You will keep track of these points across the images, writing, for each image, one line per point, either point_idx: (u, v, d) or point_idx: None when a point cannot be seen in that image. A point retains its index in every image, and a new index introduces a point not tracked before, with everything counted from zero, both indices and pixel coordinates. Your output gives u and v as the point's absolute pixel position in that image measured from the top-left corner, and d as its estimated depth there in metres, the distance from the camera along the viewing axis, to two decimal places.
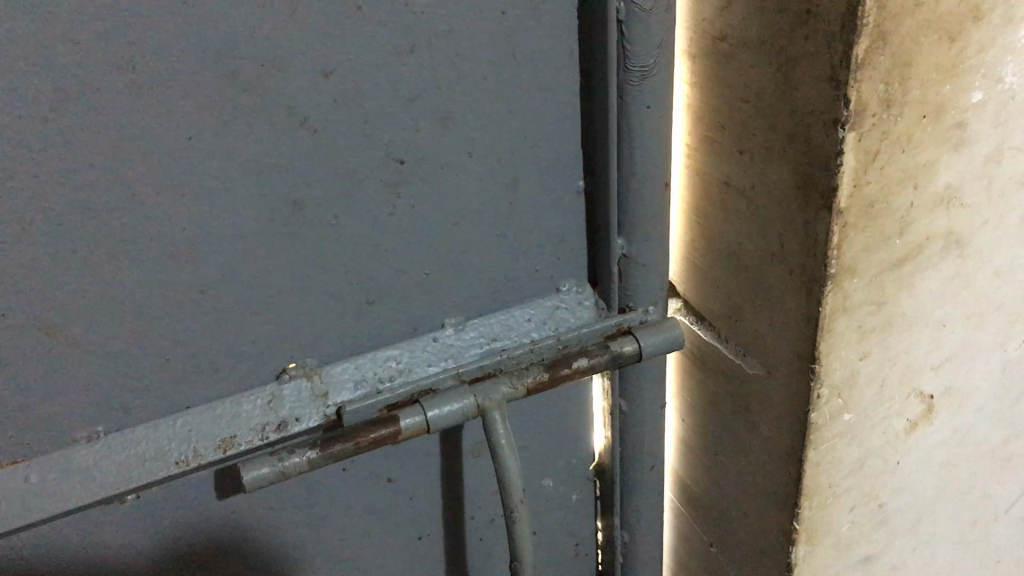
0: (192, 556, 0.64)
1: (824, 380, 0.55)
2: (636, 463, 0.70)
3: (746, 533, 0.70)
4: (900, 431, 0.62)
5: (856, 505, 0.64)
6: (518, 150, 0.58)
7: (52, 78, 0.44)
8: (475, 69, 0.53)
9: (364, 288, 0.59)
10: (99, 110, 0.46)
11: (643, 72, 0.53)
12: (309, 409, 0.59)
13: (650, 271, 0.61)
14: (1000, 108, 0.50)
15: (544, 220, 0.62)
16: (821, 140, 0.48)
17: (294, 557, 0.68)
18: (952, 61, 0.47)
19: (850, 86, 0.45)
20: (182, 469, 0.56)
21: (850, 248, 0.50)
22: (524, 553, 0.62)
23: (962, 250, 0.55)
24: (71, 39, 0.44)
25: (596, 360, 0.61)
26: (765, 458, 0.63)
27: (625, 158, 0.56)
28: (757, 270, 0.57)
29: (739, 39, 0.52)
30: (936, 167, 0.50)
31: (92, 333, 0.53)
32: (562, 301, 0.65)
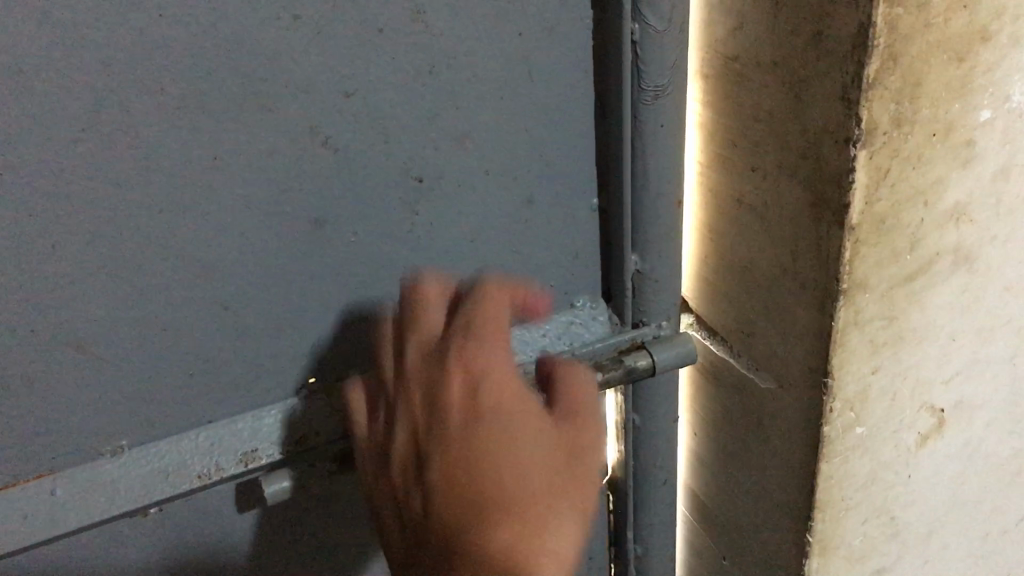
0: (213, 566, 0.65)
1: (836, 394, 0.56)
2: (649, 475, 0.71)
3: (758, 546, 0.70)
4: (911, 445, 0.63)
5: (868, 518, 0.64)
6: (534, 167, 0.59)
7: (83, 99, 0.46)
8: (491, 89, 0.55)
9: (382, 302, 0.60)
10: (127, 131, 0.47)
11: (656, 92, 0.54)
12: (326, 424, 0.60)
13: (662, 286, 0.62)
14: (1007, 127, 0.51)
15: (558, 236, 0.63)
16: (834, 158, 0.49)
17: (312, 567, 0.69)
18: (960, 81, 0.48)
19: (862, 105, 0.46)
20: (205, 483, 0.57)
21: (862, 264, 0.51)
22: None
23: (971, 265, 0.56)
24: (102, 62, 0.45)
25: (610, 373, 0.62)
26: (777, 470, 0.64)
27: (639, 176, 0.57)
28: (770, 286, 0.58)
29: (751, 59, 0.53)
30: (945, 184, 0.51)
31: (118, 349, 0.54)
32: (575, 315, 0.66)
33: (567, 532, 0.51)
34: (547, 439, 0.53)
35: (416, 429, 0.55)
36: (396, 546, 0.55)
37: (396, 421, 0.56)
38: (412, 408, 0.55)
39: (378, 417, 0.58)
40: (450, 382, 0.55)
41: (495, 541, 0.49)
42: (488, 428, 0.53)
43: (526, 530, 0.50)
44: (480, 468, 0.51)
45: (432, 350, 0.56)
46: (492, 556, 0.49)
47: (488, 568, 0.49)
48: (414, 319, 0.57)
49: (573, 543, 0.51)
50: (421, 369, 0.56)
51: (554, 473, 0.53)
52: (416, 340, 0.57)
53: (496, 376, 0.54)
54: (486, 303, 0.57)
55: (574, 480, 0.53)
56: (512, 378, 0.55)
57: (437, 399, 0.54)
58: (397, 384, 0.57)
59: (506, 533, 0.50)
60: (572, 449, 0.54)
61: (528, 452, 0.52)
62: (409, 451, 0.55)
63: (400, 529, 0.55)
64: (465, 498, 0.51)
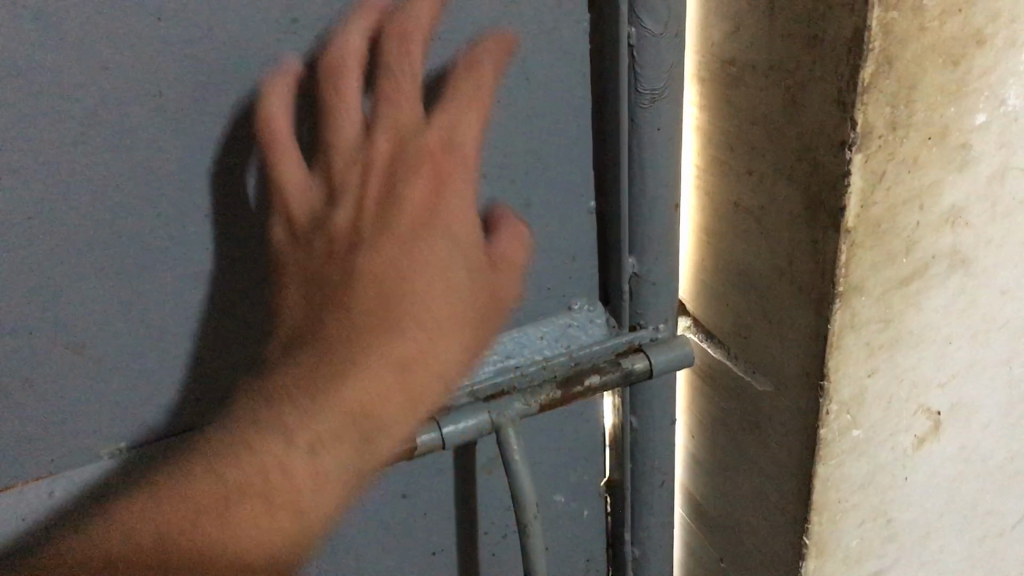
0: None
1: (832, 396, 0.56)
2: (647, 478, 0.71)
3: (756, 548, 0.70)
4: (908, 447, 0.63)
5: (865, 520, 0.64)
6: (531, 171, 0.59)
7: (82, 103, 0.46)
8: (489, 93, 0.55)
9: None
10: (126, 133, 0.48)
11: (653, 95, 0.54)
12: None
13: (660, 289, 0.63)
14: (1003, 131, 0.52)
15: (557, 239, 0.63)
16: (829, 162, 0.49)
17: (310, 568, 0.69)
18: (956, 84, 0.48)
19: (857, 109, 0.46)
20: None
21: (858, 267, 0.51)
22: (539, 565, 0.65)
23: (967, 268, 0.56)
24: (101, 66, 0.46)
25: (607, 377, 0.63)
26: (774, 473, 0.64)
27: (637, 179, 0.58)
28: (767, 289, 0.58)
29: (747, 63, 0.53)
30: (941, 187, 0.51)
31: (116, 351, 0.54)
32: (573, 317, 0.65)
33: (432, 399, 0.55)
34: (459, 302, 0.53)
35: (360, 204, 0.51)
36: (296, 304, 0.53)
37: (351, 167, 0.51)
38: (371, 172, 0.50)
39: (315, 180, 0.51)
40: (416, 171, 0.51)
41: (374, 358, 0.52)
42: (419, 244, 0.52)
43: (408, 359, 0.53)
44: (385, 302, 0.52)
45: (410, 146, 0.50)
46: (369, 379, 0.52)
47: (362, 385, 0.52)
48: (392, 73, 0.49)
49: (446, 373, 0.55)
50: (392, 151, 0.50)
51: (455, 321, 0.54)
52: (391, 119, 0.50)
53: (451, 208, 0.52)
54: (468, 104, 0.51)
55: (466, 351, 0.55)
56: (466, 215, 0.53)
57: (387, 180, 0.51)
58: (349, 147, 0.50)
59: (385, 357, 0.52)
60: (476, 324, 0.55)
61: (432, 309, 0.53)
62: (346, 227, 0.51)
63: (311, 271, 0.52)
64: (364, 317, 0.51)
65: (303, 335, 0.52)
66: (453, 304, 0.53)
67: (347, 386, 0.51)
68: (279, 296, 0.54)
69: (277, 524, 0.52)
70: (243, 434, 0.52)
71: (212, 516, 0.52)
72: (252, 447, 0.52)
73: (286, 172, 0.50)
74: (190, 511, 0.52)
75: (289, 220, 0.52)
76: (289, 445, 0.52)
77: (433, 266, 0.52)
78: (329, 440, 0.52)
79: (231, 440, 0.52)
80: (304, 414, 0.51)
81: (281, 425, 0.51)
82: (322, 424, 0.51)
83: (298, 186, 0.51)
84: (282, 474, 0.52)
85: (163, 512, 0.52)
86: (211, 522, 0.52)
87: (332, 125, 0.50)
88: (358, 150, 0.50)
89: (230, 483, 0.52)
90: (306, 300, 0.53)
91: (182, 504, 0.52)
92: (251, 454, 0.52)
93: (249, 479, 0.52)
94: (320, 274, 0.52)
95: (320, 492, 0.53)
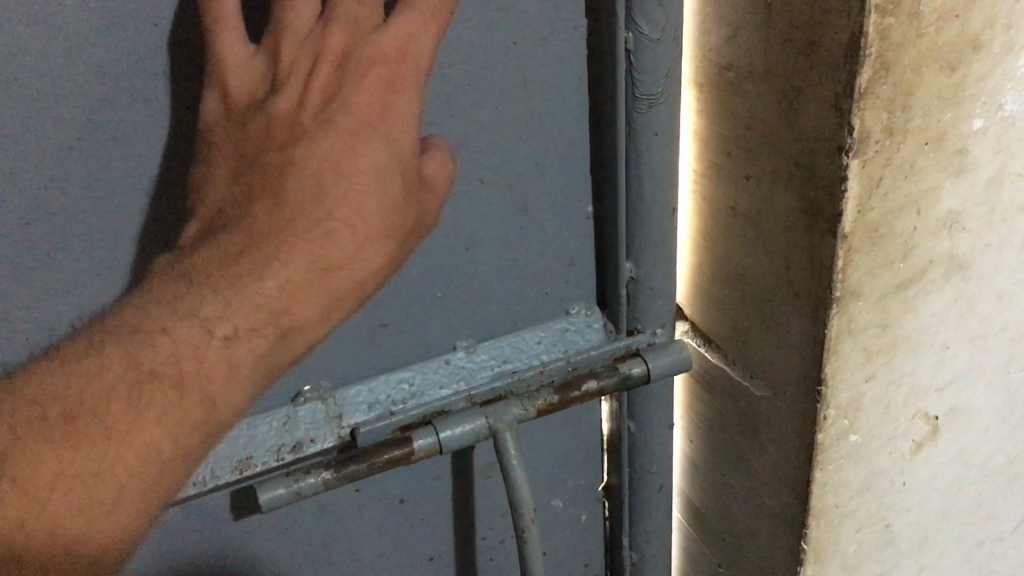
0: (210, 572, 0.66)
1: (830, 402, 0.56)
2: (645, 483, 0.71)
3: (755, 554, 0.70)
4: (906, 452, 0.63)
5: (863, 526, 0.64)
6: (529, 176, 0.59)
7: (78, 108, 0.48)
8: (485, 99, 0.55)
9: (378, 310, 0.60)
10: (121, 138, 0.49)
11: (650, 101, 0.54)
12: (324, 430, 0.60)
13: (658, 294, 0.62)
14: (1000, 136, 0.52)
15: (554, 244, 0.63)
16: (826, 167, 0.49)
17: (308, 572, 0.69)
18: (952, 90, 0.48)
19: (853, 114, 0.46)
20: (201, 489, 0.58)
21: (855, 272, 0.51)
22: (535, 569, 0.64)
23: (964, 273, 0.56)
24: (98, 73, 0.47)
25: (604, 381, 0.62)
26: (772, 478, 0.64)
27: (634, 184, 0.58)
28: (766, 294, 0.58)
29: (744, 68, 0.53)
30: (938, 193, 0.51)
31: None
32: (571, 322, 0.66)
33: (336, 307, 0.50)
34: (379, 212, 0.49)
35: (303, 95, 0.49)
36: (220, 181, 0.50)
37: (300, 52, 0.49)
38: (319, 63, 0.49)
39: (258, 58, 0.49)
40: (365, 74, 0.48)
41: (293, 255, 0.48)
42: (356, 149, 0.49)
43: (326, 261, 0.49)
44: (312, 198, 0.49)
45: (361, 49, 0.48)
46: (285, 276, 0.48)
47: (271, 280, 0.48)
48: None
49: (363, 278, 0.50)
50: (344, 47, 0.49)
51: (382, 231, 0.50)
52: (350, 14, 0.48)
53: (396, 118, 0.49)
54: (434, 13, 0.48)
55: (378, 250, 0.50)
56: (407, 132, 0.49)
57: (333, 77, 0.49)
58: (301, 37, 0.49)
59: (303, 254, 0.48)
60: (394, 233, 0.50)
61: (358, 215, 0.49)
62: (285, 116, 0.49)
63: (241, 156, 0.50)
64: (292, 212, 0.48)
65: (222, 222, 0.49)
66: (375, 210, 0.49)
67: (261, 278, 0.48)
68: (196, 172, 0.51)
69: (184, 411, 0.47)
70: (159, 314, 0.48)
71: (120, 397, 0.46)
72: (167, 328, 0.47)
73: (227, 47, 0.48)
74: (101, 388, 0.46)
75: (225, 97, 0.49)
76: (206, 332, 0.47)
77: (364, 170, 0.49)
78: (237, 326, 0.48)
79: (150, 316, 0.48)
80: (217, 301, 0.48)
81: (194, 312, 0.48)
82: (232, 316, 0.48)
83: (238, 66, 0.48)
84: (195, 359, 0.47)
85: (73, 384, 0.46)
86: (118, 403, 0.46)
87: (284, 4, 0.48)
88: (308, 40, 0.49)
89: (142, 367, 0.47)
90: (232, 176, 0.50)
91: (95, 381, 0.46)
92: (165, 335, 0.47)
93: (162, 361, 0.47)
94: (250, 162, 0.49)
95: (226, 384, 0.48)
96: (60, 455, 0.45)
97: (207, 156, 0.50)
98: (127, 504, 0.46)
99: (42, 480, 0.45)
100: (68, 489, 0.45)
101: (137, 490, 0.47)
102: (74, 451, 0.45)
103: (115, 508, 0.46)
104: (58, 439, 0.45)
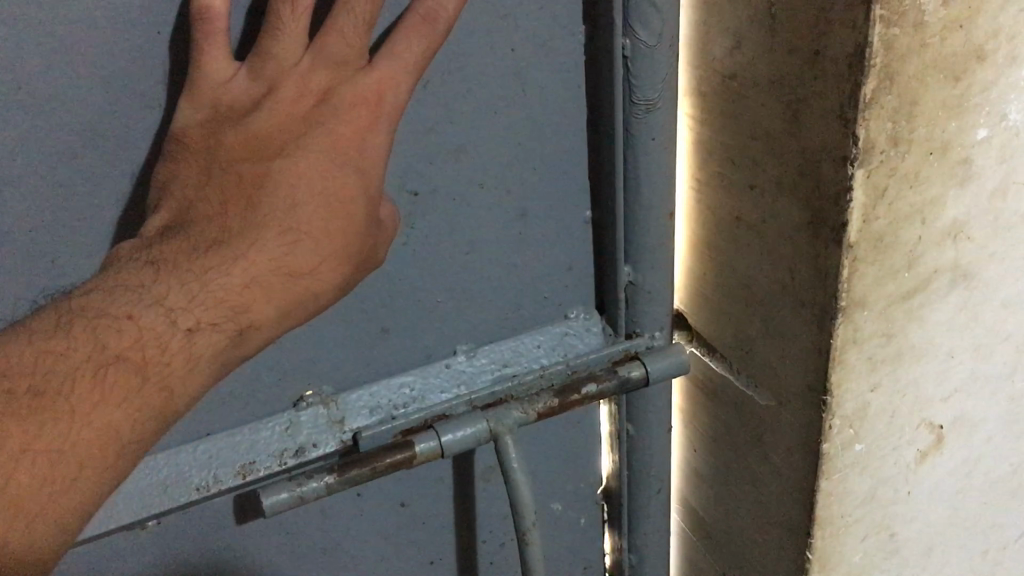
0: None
1: (835, 411, 0.56)
2: (644, 486, 0.71)
3: (758, 560, 0.70)
4: (911, 461, 0.63)
5: (867, 535, 0.64)
6: (528, 181, 0.59)
7: (81, 115, 0.48)
8: (485, 104, 0.55)
9: (378, 316, 0.60)
10: (123, 144, 0.49)
11: (648, 106, 0.54)
12: (325, 435, 0.60)
13: (656, 298, 0.62)
14: (1004, 145, 0.52)
15: (553, 248, 0.63)
16: (831, 176, 0.49)
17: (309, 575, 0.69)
18: (957, 99, 0.48)
19: (858, 123, 0.46)
20: (203, 495, 0.57)
21: (860, 282, 0.51)
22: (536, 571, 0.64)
23: (969, 283, 0.56)
24: (101, 79, 0.47)
25: (604, 384, 0.62)
26: (776, 485, 0.64)
27: (631, 188, 0.58)
28: (769, 303, 0.58)
29: (749, 79, 0.53)
30: (942, 203, 0.51)
31: None
32: (570, 326, 0.66)
33: (290, 318, 0.50)
34: (343, 232, 0.50)
35: (284, 119, 0.49)
36: (189, 181, 0.49)
37: (284, 77, 0.49)
38: (305, 95, 0.49)
39: (240, 74, 0.49)
40: (347, 111, 0.49)
41: (258, 255, 0.48)
42: (330, 172, 0.49)
43: (287, 266, 0.49)
44: (282, 207, 0.49)
45: (346, 87, 0.49)
46: (247, 275, 0.48)
47: (234, 274, 0.48)
48: (349, 12, 0.47)
49: (319, 295, 0.50)
50: (331, 83, 0.49)
51: (344, 252, 0.50)
52: (338, 52, 0.48)
53: (370, 154, 0.50)
54: (419, 62, 0.49)
55: (336, 266, 0.50)
56: (380, 167, 0.50)
57: (312, 111, 0.50)
58: (288, 64, 0.49)
59: (269, 257, 0.48)
60: (356, 254, 0.51)
61: (323, 229, 0.49)
62: (262, 135, 0.49)
63: (215, 164, 0.49)
64: (262, 217, 0.49)
65: (191, 217, 0.49)
66: (339, 230, 0.50)
67: (225, 272, 0.47)
68: (161, 171, 0.49)
69: (142, 399, 0.45)
70: (126, 298, 0.46)
71: (84, 379, 0.44)
72: (134, 314, 0.46)
73: (210, 61, 0.47)
74: (65, 369, 0.44)
75: (203, 107, 0.48)
76: (170, 322, 0.46)
77: (337, 190, 0.49)
78: (198, 315, 0.47)
79: (116, 300, 0.46)
80: (182, 291, 0.47)
81: (161, 299, 0.46)
82: (195, 307, 0.47)
83: (223, 83, 0.48)
84: (159, 348, 0.46)
85: (38, 360, 0.44)
86: (83, 385, 0.44)
87: (274, 29, 0.48)
88: (296, 68, 0.49)
89: (108, 350, 0.45)
90: (201, 179, 0.49)
91: (62, 360, 0.44)
92: (132, 321, 0.46)
93: (128, 346, 0.45)
94: (223, 171, 0.50)
95: (186, 375, 0.47)
96: (23, 429, 0.42)
97: (174, 157, 0.49)
98: (76, 492, 0.43)
99: (1, 461, 0.41)
100: (32, 463, 0.42)
101: (88, 477, 0.44)
102: (39, 427, 0.42)
103: (73, 486, 0.43)
104: (23, 412, 0.42)
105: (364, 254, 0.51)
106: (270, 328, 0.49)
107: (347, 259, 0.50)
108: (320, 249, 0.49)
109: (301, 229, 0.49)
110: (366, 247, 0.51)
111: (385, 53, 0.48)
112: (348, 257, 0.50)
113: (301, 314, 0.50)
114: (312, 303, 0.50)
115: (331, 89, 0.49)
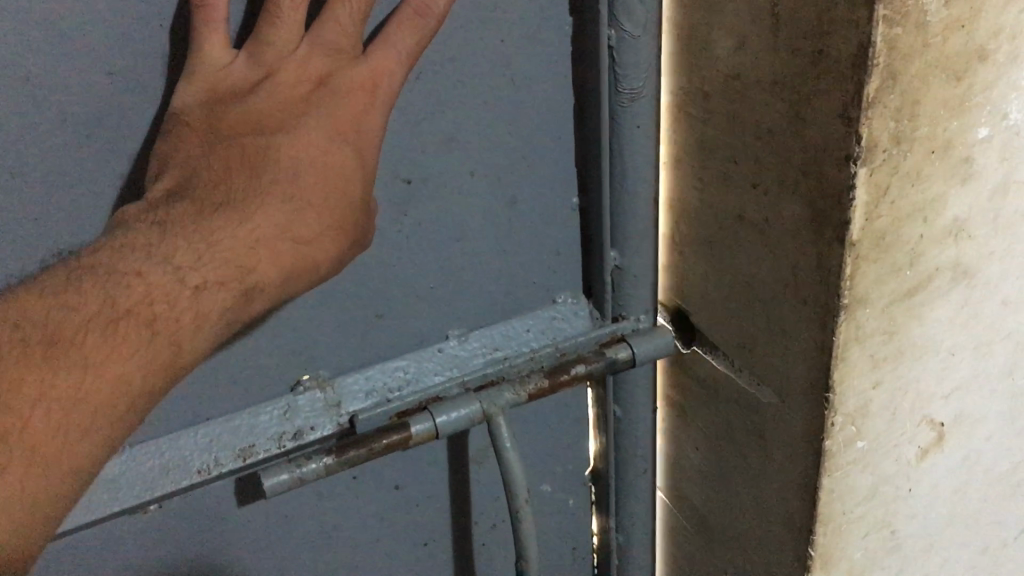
0: (207, 558, 0.65)
1: (837, 409, 0.56)
2: (629, 465, 0.72)
3: (758, 554, 0.71)
4: (912, 459, 0.63)
5: (869, 532, 0.65)
6: (521, 167, 0.60)
7: (78, 103, 0.48)
8: (478, 91, 0.55)
9: (373, 303, 0.61)
10: (119, 130, 0.49)
11: (632, 94, 0.55)
12: (322, 418, 0.60)
13: (641, 282, 0.63)
14: (1006, 144, 0.52)
15: (544, 233, 0.63)
16: (833, 173, 0.49)
17: (305, 557, 0.69)
18: (959, 98, 0.48)
19: (863, 122, 0.46)
20: (204, 477, 0.57)
21: (862, 281, 0.52)
22: (530, 552, 0.64)
23: (971, 281, 0.56)
24: (99, 67, 0.47)
25: (592, 365, 0.62)
26: (777, 482, 0.64)
27: (619, 174, 0.58)
28: (772, 301, 0.58)
29: (752, 76, 0.54)
30: (945, 202, 0.52)
31: None
32: (558, 311, 0.66)
33: (290, 284, 0.49)
34: (343, 204, 0.50)
35: (281, 100, 0.50)
36: (192, 153, 0.49)
37: (283, 63, 0.49)
38: (303, 79, 0.50)
39: (238, 58, 0.49)
40: (343, 96, 0.50)
41: (264, 220, 0.48)
42: (331, 146, 0.50)
43: (290, 230, 0.49)
44: (286, 176, 0.49)
45: (342, 75, 0.50)
46: (252, 237, 0.48)
47: (241, 234, 0.48)
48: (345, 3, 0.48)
49: (318, 265, 0.50)
50: (327, 71, 0.50)
51: (343, 223, 0.51)
52: (332, 40, 0.49)
53: (366, 137, 0.51)
54: (411, 54, 0.50)
55: (337, 232, 0.50)
56: (376, 150, 0.51)
57: (311, 95, 0.50)
58: (288, 49, 0.49)
59: (274, 221, 0.48)
60: (353, 226, 0.51)
61: (324, 198, 0.50)
62: (262, 115, 0.50)
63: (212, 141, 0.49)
64: (266, 183, 0.49)
65: (194, 184, 0.48)
66: (337, 206, 0.50)
67: (232, 233, 0.47)
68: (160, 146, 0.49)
69: (153, 350, 0.45)
70: (133, 256, 0.46)
71: (96, 332, 0.44)
72: (142, 271, 0.45)
73: (207, 44, 0.48)
74: (77, 321, 0.44)
75: (203, 89, 0.48)
76: (178, 278, 0.46)
77: (338, 167, 0.50)
78: (206, 269, 0.47)
79: (123, 257, 0.45)
80: (190, 249, 0.46)
81: (169, 257, 0.46)
82: (203, 265, 0.46)
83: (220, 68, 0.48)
84: (166, 301, 0.45)
85: (51, 313, 0.43)
86: (94, 336, 0.44)
87: (272, 17, 0.48)
88: (294, 56, 0.49)
89: (118, 306, 0.44)
90: (203, 154, 0.49)
91: (73, 313, 0.44)
92: (141, 278, 0.45)
93: (138, 302, 0.45)
94: (223, 144, 0.50)
95: (194, 332, 0.46)
96: (39, 377, 0.42)
97: (177, 133, 0.48)
98: (88, 441, 0.43)
99: (19, 402, 0.42)
100: (48, 411, 0.42)
101: (101, 427, 0.44)
102: (53, 376, 0.42)
103: (85, 434, 0.43)
104: (36, 362, 0.42)
105: (359, 232, 0.52)
106: (269, 296, 0.49)
107: (346, 232, 0.51)
108: (320, 218, 0.50)
109: (303, 200, 0.49)
110: (359, 228, 0.52)
111: (380, 40, 0.49)
112: (348, 228, 0.51)
113: (301, 283, 0.50)
114: (312, 274, 0.50)
115: (326, 75, 0.50)
